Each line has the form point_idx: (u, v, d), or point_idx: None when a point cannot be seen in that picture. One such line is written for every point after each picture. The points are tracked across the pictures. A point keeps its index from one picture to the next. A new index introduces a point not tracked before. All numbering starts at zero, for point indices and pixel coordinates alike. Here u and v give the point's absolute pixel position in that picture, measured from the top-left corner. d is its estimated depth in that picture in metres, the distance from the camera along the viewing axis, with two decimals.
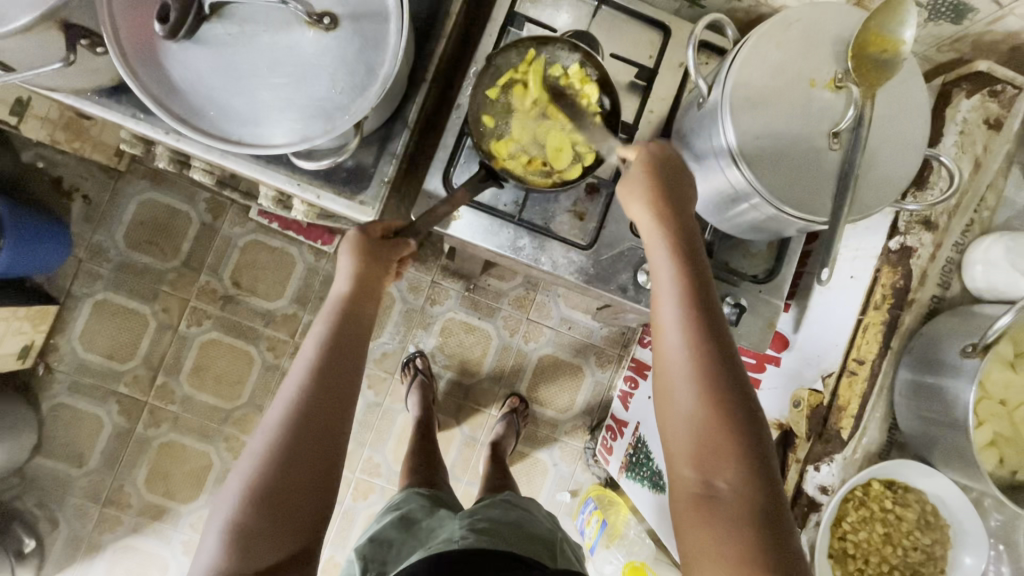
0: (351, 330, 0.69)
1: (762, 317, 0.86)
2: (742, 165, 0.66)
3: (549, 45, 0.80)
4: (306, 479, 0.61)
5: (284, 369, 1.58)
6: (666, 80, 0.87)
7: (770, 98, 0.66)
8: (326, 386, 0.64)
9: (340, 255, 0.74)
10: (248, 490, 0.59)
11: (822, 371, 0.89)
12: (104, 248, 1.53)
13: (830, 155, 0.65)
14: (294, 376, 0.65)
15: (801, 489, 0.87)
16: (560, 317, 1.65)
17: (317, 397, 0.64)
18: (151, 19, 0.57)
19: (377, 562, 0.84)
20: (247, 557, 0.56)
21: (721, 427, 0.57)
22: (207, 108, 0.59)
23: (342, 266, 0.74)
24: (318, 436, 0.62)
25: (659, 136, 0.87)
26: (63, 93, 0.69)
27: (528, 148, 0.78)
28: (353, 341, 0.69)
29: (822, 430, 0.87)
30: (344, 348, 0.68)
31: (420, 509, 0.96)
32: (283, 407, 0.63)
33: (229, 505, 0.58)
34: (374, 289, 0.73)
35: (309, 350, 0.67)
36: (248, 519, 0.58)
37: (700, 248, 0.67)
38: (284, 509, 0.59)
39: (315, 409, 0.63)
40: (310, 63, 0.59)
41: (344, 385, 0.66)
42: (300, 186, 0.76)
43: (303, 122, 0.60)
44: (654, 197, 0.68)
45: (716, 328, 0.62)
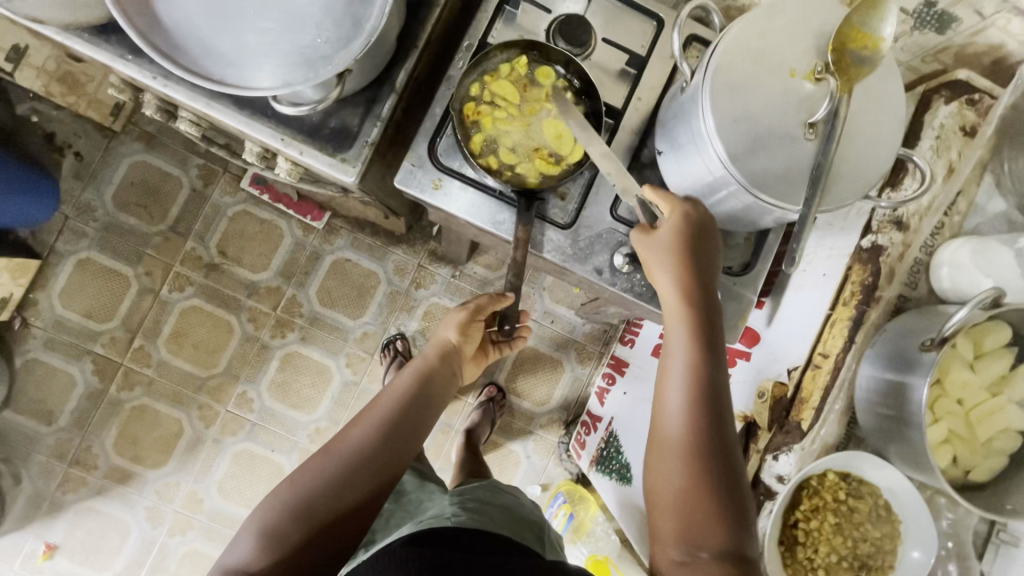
0: (431, 385, 0.93)
1: (735, 309, 0.87)
2: (721, 152, 0.67)
3: (488, 55, 0.81)
4: (354, 493, 0.75)
5: (263, 342, 1.58)
6: (656, 69, 0.89)
7: (751, 85, 0.66)
8: (394, 435, 0.82)
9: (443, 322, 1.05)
10: (293, 491, 0.74)
11: (788, 365, 0.89)
12: (92, 206, 1.52)
13: (806, 144, 0.66)
14: (382, 405, 0.87)
15: (759, 478, 0.88)
16: (544, 311, 1.65)
17: (382, 438, 0.81)
18: None
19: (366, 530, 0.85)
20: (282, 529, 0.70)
21: (707, 502, 0.62)
22: (190, 46, 0.59)
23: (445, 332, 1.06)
24: (382, 464, 0.78)
25: (646, 124, 0.88)
26: (52, 30, 0.70)
27: (526, 146, 0.80)
28: (415, 403, 0.88)
29: (783, 422, 0.87)
30: (420, 398, 0.89)
31: (410, 481, 0.97)
32: (357, 438, 0.80)
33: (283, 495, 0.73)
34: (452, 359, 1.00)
35: (386, 402, 0.87)
36: (299, 518, 0.71)
37: (717, 331, 0.70)
38: (323, 516, 0.72)
39: (382, 442, 0.80)
40: (298, 14, 0.60)
41: (405, 440, 0.83)
42: (283, 141, 0.75)
43: (286, 69, 0.60)
44: (680, 272, 0.71)
45: (716, 412, 0.66)
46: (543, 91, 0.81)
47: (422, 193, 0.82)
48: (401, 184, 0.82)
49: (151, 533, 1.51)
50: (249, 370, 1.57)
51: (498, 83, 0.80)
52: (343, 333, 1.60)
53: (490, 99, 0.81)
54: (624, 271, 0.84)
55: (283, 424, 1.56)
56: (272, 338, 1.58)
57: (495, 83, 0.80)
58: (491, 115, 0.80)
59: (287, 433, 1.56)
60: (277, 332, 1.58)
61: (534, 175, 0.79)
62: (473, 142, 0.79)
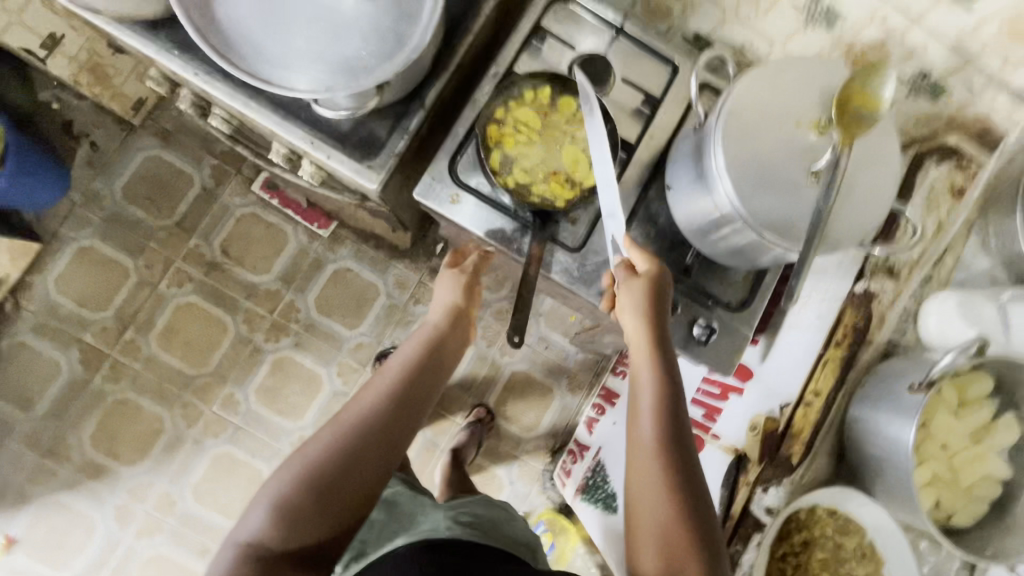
0: (433, 353, 0.91)
1: (732, 343, 0.90)
2: (729, 191, 0.71)
3: (516, 83, 0.85)
4: (361, 470, 0.72)
5: (255, 344, 1.57)
6: (669, 110, 0.94)
7: (761, 130, 0.71)
8: (399, 405, 0.80)
9: (441, 284, 1.03)
10: (305, 473, 0.69)
11: (779, 401, 0.91)
12: (100, 196, 1.53)
13: (809, 190, 0.71)
14: (382, 378, 0.85)
15: (748, 510, 0.90)
16: (538, 336, 1.67)
17: (387, 411, 0.78)
18: None
19: (359, 542, 0.83)
20: (300, 518, 0.67)
21: (686, 537, 0.64)
22: (242, 45, 0.63)
23: (444, 297, 1.02)
24: (388, 436, 0.76)
25: (656, 159, 0.93)
26: (107, 24, 0.74)
27: (544, 168, 0.83)
28: (422, 379, 0.86)
29: (773, 454, 0.91)
30: (424, 366, 0.87)
31: (403, 493, 0.96)
32: (360, 409, 0.78)
33: (286, 479, 0.69)
34: (460, 321, 1.01)
35: (387, 374, 0.85)
36: (302, 498, 0.68)
37: (679, 370, 0.75)
38: (332, 503, 0.69)
39: (388, 417, 0.78)
40: (347, 27, 0.64)
41: (411, 409, 0.81)
42: (312, 144, 0.78)
43: (332, 77, 0.63)
44: (646, 315, 0.75)
45: (684, 448, 0.70)
46: (563, 120, 0.84)
47: (439, 207, 0.85)
48: (419, 196, 0.85)
49: (117, 533, 1.46)
50: (239, 372, 1.55)
51: (522, 107, 0.84)
52: (337, 342, 1.60)
53: (512, 121, 0.84)
54: None
55: (267, 429, 1.54)
56: (265, 342, 1.57)
57: (519, 107, 0.84)
58: (511, 138, 0.83)
59: (270, 440, 1.54)
60: (271, 337, 1.58)
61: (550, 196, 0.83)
62: (495, 163, 0.83)
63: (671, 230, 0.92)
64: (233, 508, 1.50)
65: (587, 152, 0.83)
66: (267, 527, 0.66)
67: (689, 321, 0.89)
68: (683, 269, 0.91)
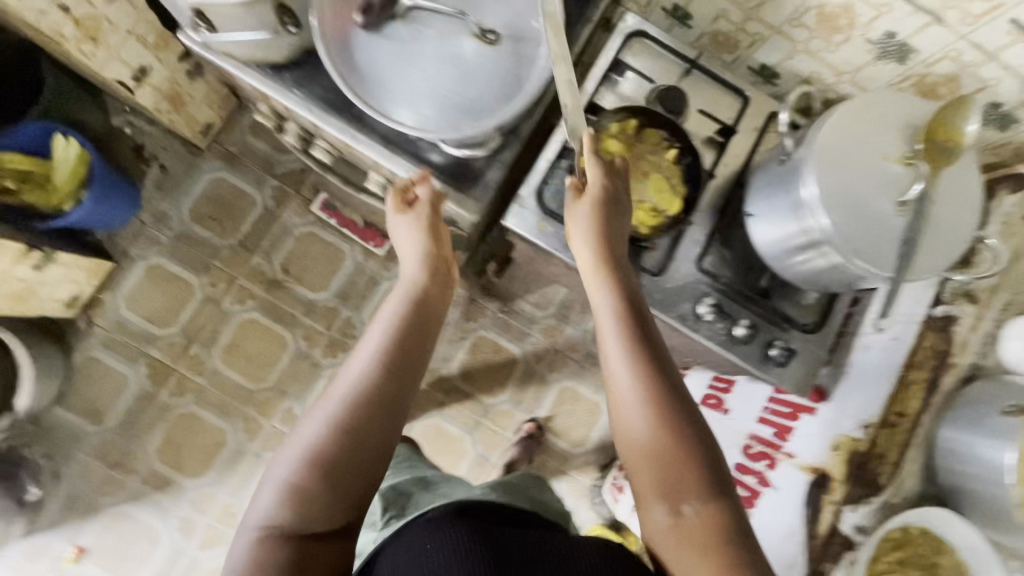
0: (423, 311, 0.75)
1: (807, 364, 0.93)
2: (822, 219, 0.74)
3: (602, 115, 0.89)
4: (363, 444, 0.63)
5: (313, 360, 1.61)
6: (743, 138, 0.98)
7: (850, 162, 0.75)
8: (396, 371, 0.69)
9: (399, 226, 0.81)
10: (310, 456, 0.61)
11: (859, 422, 0.94)
12: (168, 216, 1.60)
13: (897, 219, 0.74)
14: (367, 348, 0.71)
15: (837, 529, 0.95)
16: (586, 352, 1.70)
17: (382, 377, 0.67)
18: (352, 16, 0.71)
19: (396, 504, 0.85)
20: (311, 503, 0.60)
21: (677, 454, 0.66)
22: (377, 90, 0.70)
23: (409, 243, 0.81)
24: (379, 415, 0.65)
25: (730, 185, 0.97)
26: (245, 76, 0.82)
27: (630, 196, 0.88)
28: (415, 337, 0.73)
29: (862, 476, 0.95)
30: (413, 327, 0.73)
31: (435, 467, 1.00)
32: (356, 374, 0.68)
33: (287, 467, 0.61)
34: (440, 268, 0.80)
35: (375, 337, 0.72)
36: (308, 482, 0.60)
37: (638, 298, 0.77)
38: (342, 483, 0.61)
39: (383, 381, 0.67)
40: (470, 70, 0.70)
41: (411, 372, 0.70)
42: (415, 175, 0.84)
43: (456, 117, 0.69)
44: (591, 236, 0.79)
45: (659, 370, 0.70)
46: (648, 150, 0.88)
47: (526, 233, 0.89)
48: (508, 223, 0.89)
49: (181, 544, 1.49)
50: (297, 387, 1.60)
51: (610, 138, 0.88)
52: None
53: (600, 151, 0.88)
54: (708, 319, 0.91)
55: None
56: (323, 358, 1.62)
57: (607, 138, 0.88)
58: None
59: None
60: (328, 353, 1.62)
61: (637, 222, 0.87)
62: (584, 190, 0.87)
63: (746, 254, 0.95)
64: None
65: (671, 181, 0.87)
66: (275, 519, 0.59)
67: (766, 343, 0.92)
68: (759, 292, 0.94)
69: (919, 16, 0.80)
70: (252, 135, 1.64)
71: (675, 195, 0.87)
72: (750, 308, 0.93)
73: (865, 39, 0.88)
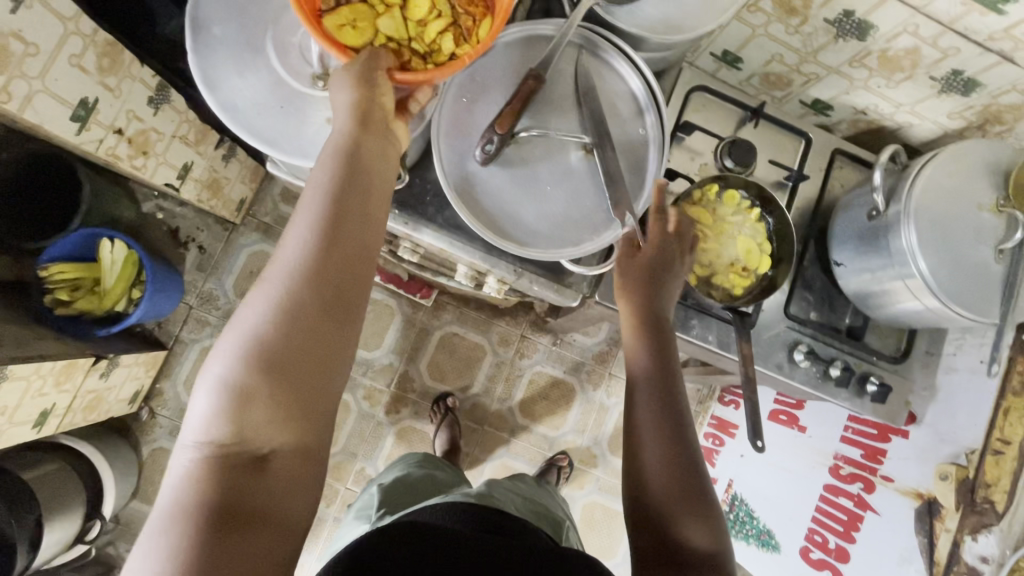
0: (364, 180, 0.57)
1: (901, 394, 0.96)
2: (924, 273, 0.77)
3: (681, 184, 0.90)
4: (311, 355, 0.51)
5: (378, 419, 1.63)
6: (811, 181, 1.00)
7: (945, 215, 0.77)
8: (339, 262, 0.53)
9: (334, 86, 0.61)
10: (248, 348, 0.50)
11: (963, 448, 0.93)
12: (214, 296, 1.59)
13: (997, 266, 0.77)
14: (298, 227, 0.54)
15: (958, 557, 0.90)
16: None
17: (324, 268, 0.52)
18: (466, 145, 0.71)
19: (393, 502, 0.98)
20: (253, 437, 0.49)
21: (679, 495, 0.61)
22: (496, 216, 0.71)
23: (341, 94, 0.60)
24: (328, 319, 0.52)
25: (804, 229, 0.99)
26: None
27: (720, 260, 0.89)
28: (352, 216, 0.55)
29: (972, 502, 0.90)
30: (356, 204, 0.56)
31: (445, 477, 1.13)
32: (290, 258, 0.53)
33: (221, 366, 0.50)
34: (379, 117, 0.60)
35: (300, 231, 0.54)
36: (247, 384, 0.49)
37: (664, 325, 0.69)
38: (286, 400, 0.50)
39: (331, 269, 0.53)
40: (583, 186, 0.72)
41: (355, 263, 0.55)
42: (517, 273, 0.83)
43: (574, 233, 0.72)
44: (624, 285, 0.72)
45: (673, 407, 0.66)
46: (729, 212, 0.90)
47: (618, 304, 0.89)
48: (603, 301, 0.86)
49: None
50: (367, 447, 1.61)
51: (694, 207, 0.89)
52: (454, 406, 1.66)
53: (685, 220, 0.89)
54: (801, 364, 0.94)
55: None
56: (387, 415, 1.63)
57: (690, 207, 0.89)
58: None
59: None
60: (391, 409, 1.64)
61: (731, 284, 0.88)
62: None
63: (829, 294, 0.98)
64: None
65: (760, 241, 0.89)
66: (211, 442, 0.49)
67: (862, 380, 0.94)
68: (846, 332, 0.97)
69: (990, 56, 0.83)
70: (285, 203, 1.63)
71: (762, 253, 0.89)
72: (839, 346, 0.96)
73: (929, 76, 0.91)
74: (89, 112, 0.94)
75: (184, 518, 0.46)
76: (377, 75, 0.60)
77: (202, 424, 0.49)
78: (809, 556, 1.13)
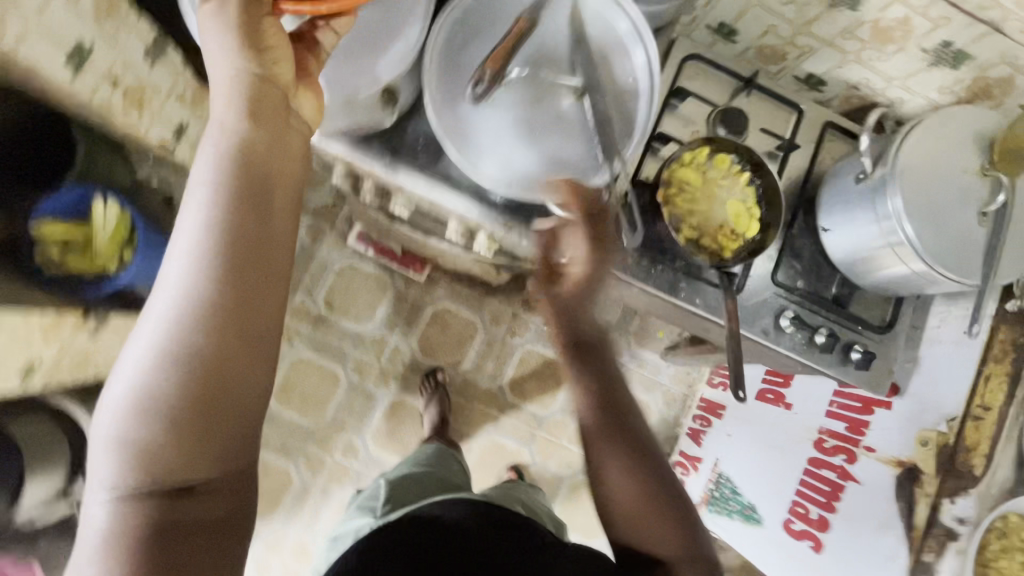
0: (262, 174, 0.50)
1: (885, 363, 0.97)
2: (911, 235, 0.78)
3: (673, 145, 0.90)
4: (224, 384, 0.46)
5: (367, 392, 1.63)
6: (803, 152, 1.01)
7: (932, 178, 0.79)
8: (242, 271, 0.47)
9: (207, 52, 0.51)
10: (143, 402, 0.44)
11: (944, 415, 0.96)
12: None
13: (980, 230, 0.78)
14: (187, 240, 0.47)
15: (936, 520, 0.95)
16: (631, 356, 1.73)
17: (224, 286, 0.46)
18: (458, 86, 0.73)
19: (399, 497, 0.98)
20: (168, 476, 0.45)
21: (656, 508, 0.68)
22: (483, 159, 0.72)
23: (219, 74, 0.51)
24: (239, 343, 0.46)
25: (793, 199, 1.00)
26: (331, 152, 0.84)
27: (709, 223, 0.90)
28: (259, 231, 0.48)
29: (951, 467, 0.95)
30: (258, 203, 0.49)
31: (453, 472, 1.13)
32: (182, 280, 0.46)
33: (113, 422, 0.45)
34: (270, 104, 0.52)
35: (195, 243, 0.46)
36: (152, 438, 0.44)
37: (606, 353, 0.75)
38: (198, 442, 0.46)
39: (235, 287, 0.46)
40: (571, 132, 0.73)
41: (264, 261, 0.48)
42: (505, 225, 0.83)
43: (560, 178, 0.73)
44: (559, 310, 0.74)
45: (629, 430, 0.71)
46: (719, 176, 0.91)
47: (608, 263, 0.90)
48: None
49: None
50: (355, 420, 1.62)
51: (685, 169, 0.89)
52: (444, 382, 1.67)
53: (676, 182, 0.89)
54: (787, 331, 0.95)
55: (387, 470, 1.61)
56: (376, 388, 1.64)
57: (682, 169, 0.89)
58: (675, 198, 0.90)
59: None
60: (381, 382, 1.64)
61: (719, 246, 0.89)
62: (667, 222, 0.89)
63: (817, 263, 0.98)
64: None
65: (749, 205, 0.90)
66: (120, 498, 0.45)
67: (846, 348, 0.95)
68: (832, 300, 0.97)
69: (981, 26, 0.84)
70: None
71: (751, 217, 0.90)
72: (825, 315, 0.97)
73: (920, 48, 0.92)
74: (85, 60, 0.94)
75: (114, 561, 0.43)
76: (271, 36, 0.52)
77: (107, 472, 0.45)
78: (790, 528, 1.14)
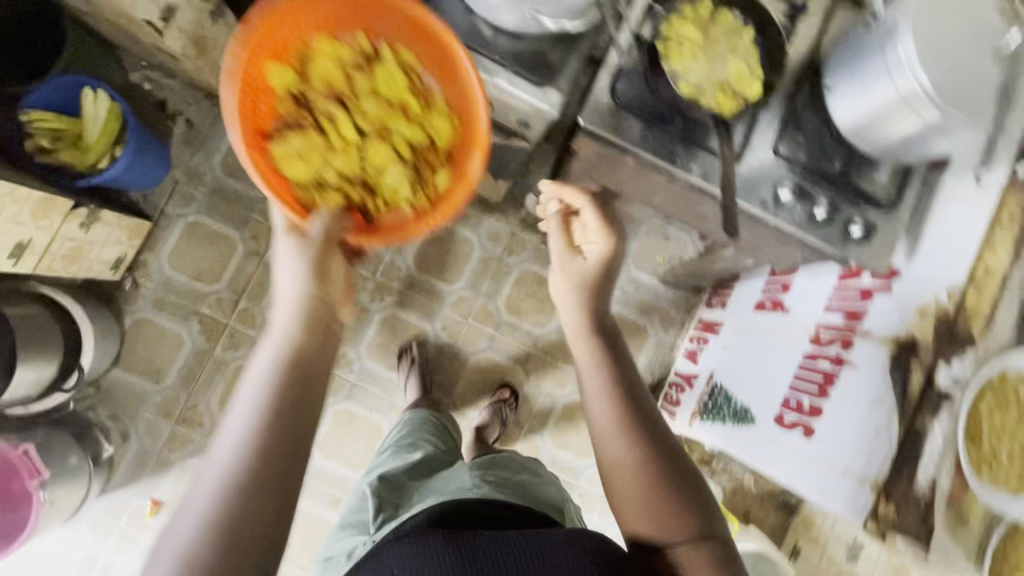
0: (322, 333, 0.69)
1: (887, 241, 0.93)
2: (922, 75, 0.74)
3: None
4: (269, 476, 0.58)
5: (362, 306, 1.62)
6: (813, 20, 0.96)
7: (943, 16, 0.74)
8: (284, 423, 0.61)
9: (280, 253, 0.75)
10: (201, 532, 0.54)
11: (947, 284, 0.97)
12: (200, 171, 1.57)
13: (991, 69, 0.75)
14: (235, 427, 0.60)
15: (932, 383, 1.00)
16: (629, 278, 1.69)
17: (273, 437, 0.59)
18: None
19: (388, 499, 0.96)
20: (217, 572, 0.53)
21: (667, 488, 0.71)
22: None
23: (288, 276, 0.73)
24: (284, 456, 0.59)
25: (799, 67, 0.95)
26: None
27: (709, 80, 0.85)
28: (303, 398, 0.63)
29: (948, 336, 0.99)
30: (298, 369, 0.65)
31: (437, 458, 1.11)
32: (236, 434, 0.59)
33: (186, 526, 0.55)
34: (330, 273, 0.74)
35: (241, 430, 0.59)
36: (207, 549, 0.53)
37: (619, 354, 0.86)
38: (243, 533, 0.55)
39: (281, 419, 0.61)
40: None
41: (305, 377, 0.65)
42: (492, 74, 0.89)
43: None
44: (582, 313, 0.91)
45: (642, 416, 0.78)
46: (719, 32, 0.87)
47: (600, 126, 0.89)
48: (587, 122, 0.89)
49: None
50: (350, 332, 1.61)
51: (685, 23, 0.87)
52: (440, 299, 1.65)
53: (674, 36, 0.86)
54: (787, 204, 0.91)
55: (382, 384, 1.62)
56: (371, 302, 1.62)
57: (683, 23, 0.87)
58: (672, 49, 0.86)
59: (385, 394, 1.62)
60: (375, 297, 1.63)
61: (720, 103, 0.86)
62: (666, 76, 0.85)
63: (823, 134, 0.93)
64: (357, 459, 1.58)
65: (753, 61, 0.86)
66: None
67: (845, 222, 0.92)
68: (836, 174, 0.92)
69: None
70: None
71: (753, 73, 0.86)
72: (827, 188, 0.92)
73: None
74: None
75: None
76: (332, 263, 0.75)
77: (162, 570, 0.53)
78: (782, 421, 1.12)
